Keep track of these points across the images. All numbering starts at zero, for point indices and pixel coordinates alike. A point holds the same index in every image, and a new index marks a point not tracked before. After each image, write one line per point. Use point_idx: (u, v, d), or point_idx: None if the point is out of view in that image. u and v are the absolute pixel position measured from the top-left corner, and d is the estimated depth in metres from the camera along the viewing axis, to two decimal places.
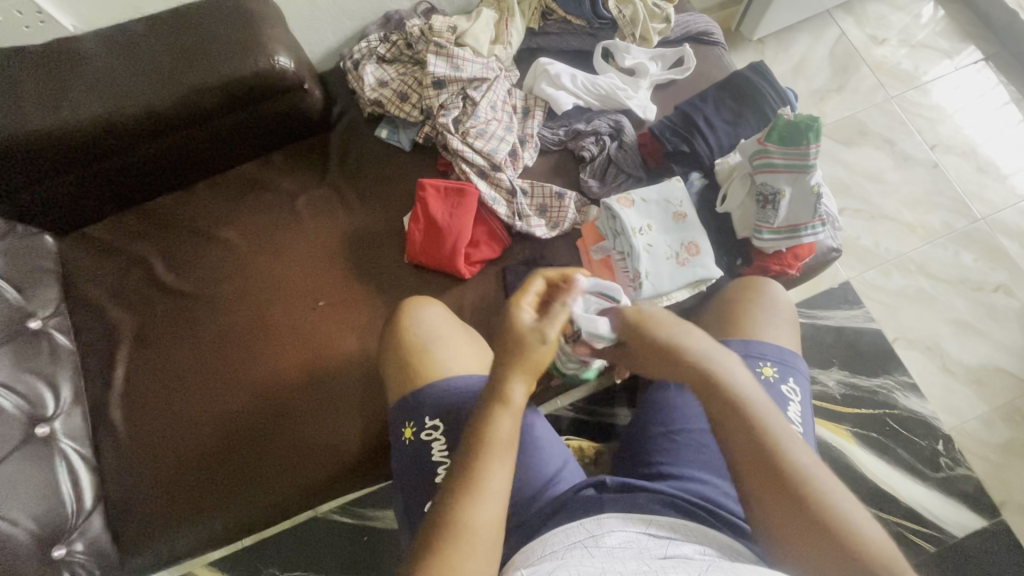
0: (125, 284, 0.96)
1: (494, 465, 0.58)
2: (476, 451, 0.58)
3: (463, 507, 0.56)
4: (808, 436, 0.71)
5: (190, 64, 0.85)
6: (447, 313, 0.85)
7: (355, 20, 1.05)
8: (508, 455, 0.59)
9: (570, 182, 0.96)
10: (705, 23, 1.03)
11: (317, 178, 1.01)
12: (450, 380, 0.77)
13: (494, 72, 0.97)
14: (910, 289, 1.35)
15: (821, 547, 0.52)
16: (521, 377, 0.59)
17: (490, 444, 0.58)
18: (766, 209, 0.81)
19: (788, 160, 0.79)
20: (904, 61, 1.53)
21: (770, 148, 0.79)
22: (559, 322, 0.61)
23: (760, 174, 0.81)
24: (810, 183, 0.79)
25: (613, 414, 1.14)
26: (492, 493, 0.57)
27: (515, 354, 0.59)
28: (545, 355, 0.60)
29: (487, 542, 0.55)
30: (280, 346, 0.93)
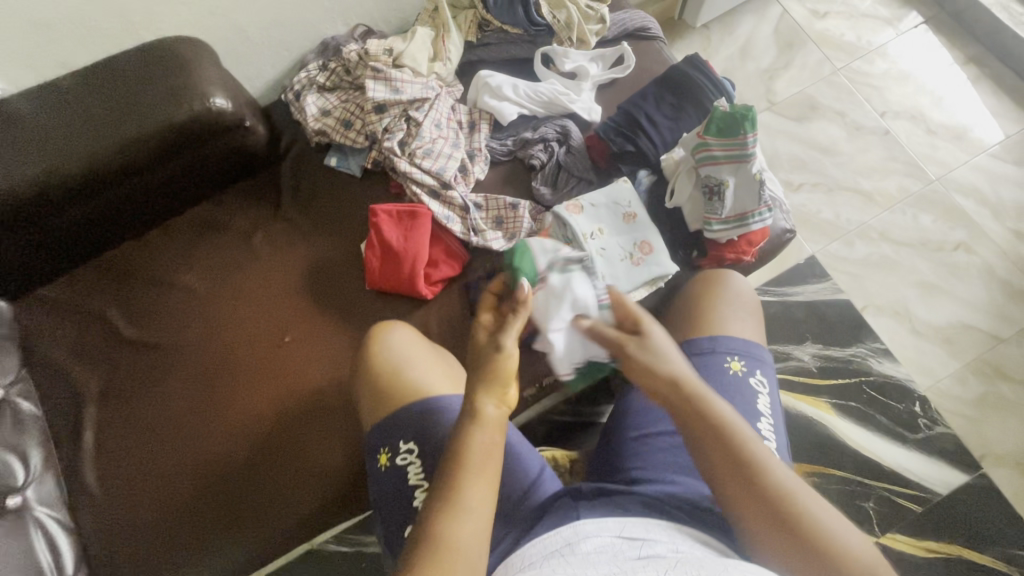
0: (87, 342, 0.95)
1: (470, 479, 0.59)
2: (452, 467, 0.60)
3: (443, 519, 0.57)
4: (779, 428, 0.72)
5: (124, 114, 0.83)
6: (414, 333, 0.84)
7: (293, 50, 1.04)
8: (484, 470, 0.60)
9: (523, 192, 0.97)
10: (641, 19, 1.04)
11: (269, 213, 1.00)
12: (422, 404, 0.77)
13: (435, 90, 0.96)
14: (874, 257, 1.37)
15: (796, 551, 0.55)
16: (486, 386, 0.62)
17: (467, 457, 0.60)
18: (713, 201, 0.82)
19: (727, 151, 0.80)
20: (847, 33, 1.55)
21: (709, 140, 0.80)
22: (514, 331, 0.64)
23: (703, 167, 0.82)
24: (752, 170, 0.80)
25: (596, 412, 1.16)
26: (471, 508, 0.58)
27: (478, 369, 0.63)
28: (507, 360, 0.63)
29: (471, 556, 0.56)
30: (251, 387, 0.93)
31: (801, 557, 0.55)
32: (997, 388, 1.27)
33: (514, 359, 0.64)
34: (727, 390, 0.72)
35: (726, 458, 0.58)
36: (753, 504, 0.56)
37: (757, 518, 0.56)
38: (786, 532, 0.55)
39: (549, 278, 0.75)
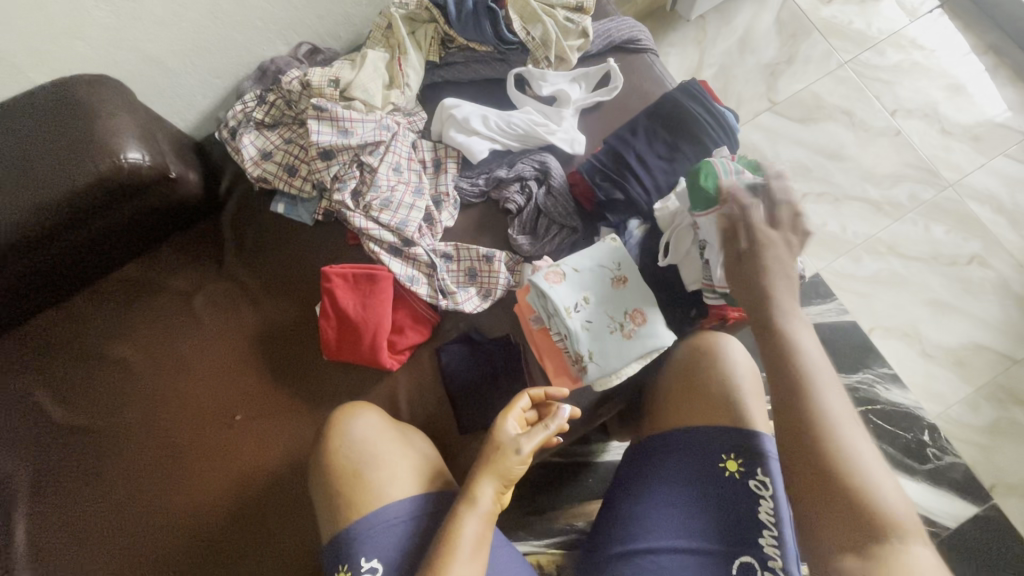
0: (10, 427, 0.84)
1: (460, 563, 0.59)
2: (440, 554, 0.59)
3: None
4: (790, 542, 0.62)
5: (18, 179, 0.70)
6: (381, 420, 0.74)
7: (226, 77, 0.89)
8: (473, 556, 0.60)
9: (498, 240, 0.85)
10: (630, 29, 0.91)
11: (211, 271, 0.89)
12: (384, 512, 0.67)
13: (391, 129, 0.82)
14: (883, 274, 1.27)
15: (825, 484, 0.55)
16: (489, 476, 0.64)
17: (458, 541, 0.60)
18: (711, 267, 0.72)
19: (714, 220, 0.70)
20: (855, 19, 1.41)
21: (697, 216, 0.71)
22: (536, 438, 0.66)
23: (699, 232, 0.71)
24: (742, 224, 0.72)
25: (591, 451, 1.08)
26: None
27: (489, 455, 0.65)
28: (519, 466, 0.66)
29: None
30: (201, 472, 0.83)
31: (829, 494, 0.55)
32: (1010, 413, 1.20)
33: (524, 467, 0.66)
34: (719, 497, 0.65)
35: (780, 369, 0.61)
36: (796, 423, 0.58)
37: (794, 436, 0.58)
38: (816, 472, 0.56)
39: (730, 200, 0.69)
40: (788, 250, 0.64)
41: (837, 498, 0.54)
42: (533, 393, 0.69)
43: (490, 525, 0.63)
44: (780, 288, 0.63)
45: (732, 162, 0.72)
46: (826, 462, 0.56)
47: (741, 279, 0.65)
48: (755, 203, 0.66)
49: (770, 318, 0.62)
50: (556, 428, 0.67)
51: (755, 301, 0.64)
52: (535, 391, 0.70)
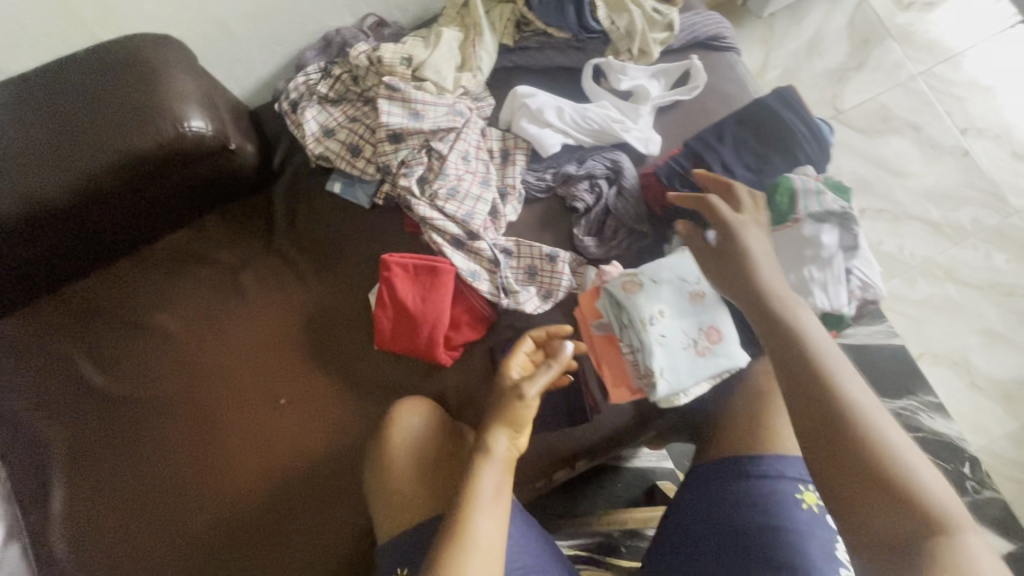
0: (52, 392, 0.83)
1: (481, 515, 0.58)
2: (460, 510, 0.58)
3: (451, 559, 0.55)
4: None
5: (77, 141, 0.67)
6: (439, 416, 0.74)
7: (289, 45, 0.85)
8: (494, 502, 0.60)
9: (562, 239, 0.82)
10: (715, 26, 0.86)
11: (261, 248, 0.86)
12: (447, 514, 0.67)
13: (463, 115, 0.78)
14: (936, 298, 1.23)
15: (863, 480, 0.47)
16: (498, 422, 0.63)
17: (477, 492, 0.59)
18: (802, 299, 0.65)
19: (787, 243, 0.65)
20: (931, 29, 1.34)
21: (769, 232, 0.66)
22: (540, 379, 0.65)
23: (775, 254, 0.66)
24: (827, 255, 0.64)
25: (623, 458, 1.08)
26: (480, 546, 0.56)
27: (497, 405, 0.65)
28: (528, 408, 0.64)
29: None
30: (242, 455, 0.81)
31: (869, 491, 0.46)
32: None
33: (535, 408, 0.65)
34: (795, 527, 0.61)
35: (785, 354, 0.55)
36: (818, 413, 0.51)
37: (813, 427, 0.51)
38: (855, 468, 0.47)
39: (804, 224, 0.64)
40: (814, 248, 0.64)
41: (879, 493, 0.46)
42: (534, 336, 0.70)
43: (508, 473, 0.63)
44: (770, 274, 0.59)
45: (814, 181, 0.66)
46: (867, 464, 0.47)
47: (734, 266, 0.61)
48: (813, 225, 0.64)
49: (773, 311, 0.57)
50: (557, 366, 0.67)
51: (750, 290, 0.59)
52: (537, 334, 0.71)
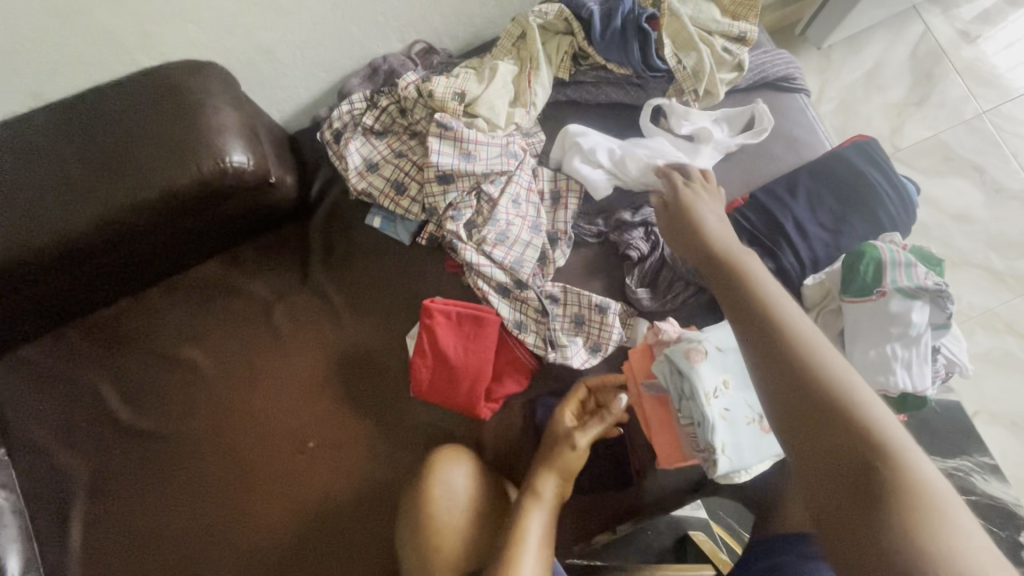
0: (76, 423, 0.80)
1: (528, 560, 0.59)
2: (509, 552, 0.59)
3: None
4: None
5: (112, 175, 0.63)
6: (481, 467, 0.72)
7: (333, 71, 0.81)
8: (541, 550, 0.61)
9: (612, 288, 0.77)
10: (785, 66, 0.80)
11: (296, 282, 0.82)
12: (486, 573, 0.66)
13: (516, 158, 0.74)
14: (996, 352, 1.16)
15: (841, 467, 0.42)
16: (547, 467, 0.66)
17: (525, 536, 0.61)
18: (881, 378, 0.60)
19: (866, 316, 0.60)
20: (999, 65, 1.27)
21: (847, 303, 0.61)
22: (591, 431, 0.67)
23: (851, 327, 0.61)
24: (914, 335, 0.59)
25: None
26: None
27: (547, 450, 0.67)
28: (578, 458, 0.66)
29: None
30: (267, 499, 0.77)
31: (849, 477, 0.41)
32: None
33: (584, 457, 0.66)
34: None
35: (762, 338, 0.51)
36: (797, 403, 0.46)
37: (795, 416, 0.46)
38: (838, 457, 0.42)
39: (890, 300, 0.58)
40: (899, 330, 0.58)
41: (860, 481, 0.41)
42: (589, 385, 0.70)
43: (553, 519, 0.65)
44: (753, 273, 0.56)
45: (904, 253, 0.60)
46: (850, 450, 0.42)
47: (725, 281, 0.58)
48: (902, 301, 0.58)
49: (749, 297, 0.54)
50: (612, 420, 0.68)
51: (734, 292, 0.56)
52: (591, 382, 0.70)
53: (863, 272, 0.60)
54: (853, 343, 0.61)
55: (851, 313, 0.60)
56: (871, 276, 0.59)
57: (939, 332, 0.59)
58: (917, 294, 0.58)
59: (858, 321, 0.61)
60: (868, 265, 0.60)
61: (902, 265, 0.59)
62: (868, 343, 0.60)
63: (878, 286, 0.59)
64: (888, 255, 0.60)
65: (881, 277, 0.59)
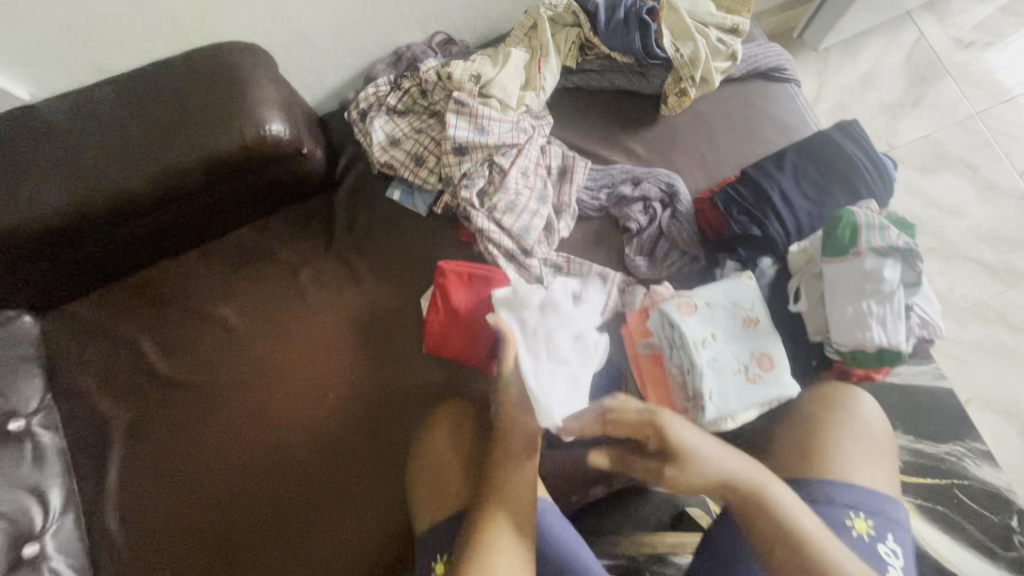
0: (115, 374, 0.87)
1: (511, 486, 0.66)
2: (493, 482, 0.66)
3: (485, 520, 0.63)
4: None
5: (165, 140, 0.71)
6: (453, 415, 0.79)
7: (361, 58, 0.89)
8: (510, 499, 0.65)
9: (612, 257, 0.83)
10: (777, 57, 0.87)
11: (320, 249, 0.89)
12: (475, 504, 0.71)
13: (526, 132, 0.81)
14: (988, 342, 1.20)
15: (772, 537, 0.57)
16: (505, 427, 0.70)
17: (506, 467, 0.67)
18: (857, 333, 0.66)
19: (842, 276, 0.65)
20: (992, 69, 1.32)
21: (825, 264, 0.66)
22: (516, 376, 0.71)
23: (829, 287, 0.66)
24: (887, 292, 0.64)
25: None
26: (511, 512, 0.64)
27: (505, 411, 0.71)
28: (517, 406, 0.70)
29: (508, 561, 0.61)
30: (288, 448, 0.83)
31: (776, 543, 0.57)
32: None
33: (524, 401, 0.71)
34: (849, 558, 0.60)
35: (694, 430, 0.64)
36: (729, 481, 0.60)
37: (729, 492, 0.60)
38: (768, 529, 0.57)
39: (864, 260, 0.64)
40: (871, 288, 0.64)
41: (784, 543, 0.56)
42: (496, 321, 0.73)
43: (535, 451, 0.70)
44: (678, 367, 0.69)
45: (879, 217, 0.65)
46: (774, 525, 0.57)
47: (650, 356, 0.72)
48: (875, 261, 0.63)
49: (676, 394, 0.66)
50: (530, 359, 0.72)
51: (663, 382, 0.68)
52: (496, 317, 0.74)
53: (839, 235, 0.65)
54: (831, 302, 0.67)
55: (829, 273, 0.66)
56: (847, 239, 0.65)
57: (911, 290, 0.65)
58: (889, 255, 0.64)
59: (835, 281, 0.66)
60: (845, 229, 0.65)
61: (877, 228, 0.64)
62: (844, 301, 0.66)
63: (853, 248, 0.64)
64: (864, 220, 0.65)
65: (857, 240, 0.64)
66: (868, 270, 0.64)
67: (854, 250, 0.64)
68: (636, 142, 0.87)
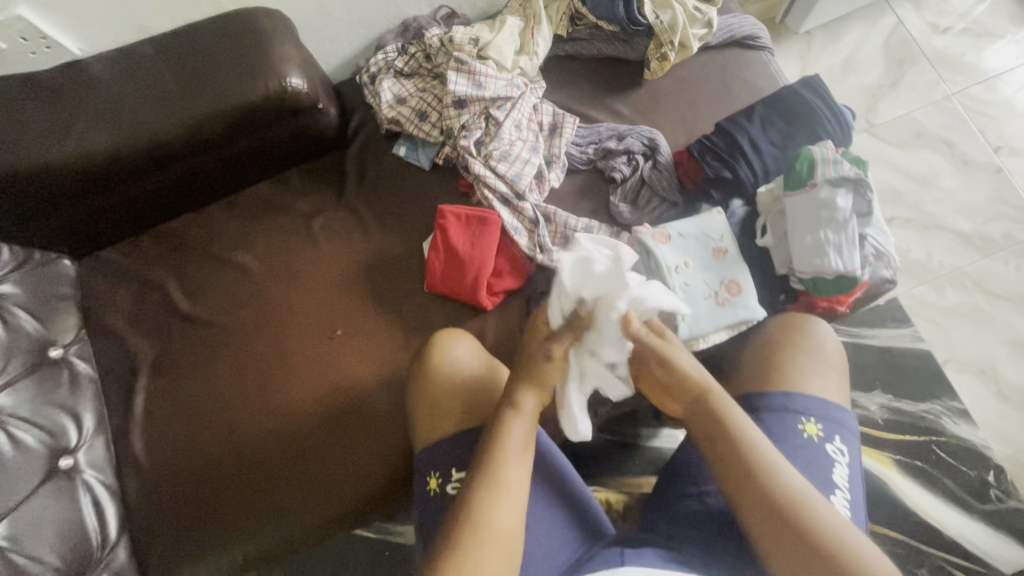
0: (143, 311, 0.94)
1: (512, 463, 0.61)
2: (491, 457, 0.60)
3: (480, 501, 0.58)
4: (857, 508, 0.67)
5: (199, 89, 0.80)
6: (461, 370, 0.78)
7: (372, 28, 0.99)
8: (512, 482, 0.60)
9: (599, 206, 0.90)
10: (750, 27, 0.95)
11: (333, 200, 0.97)
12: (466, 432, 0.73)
13: (520, 88, 0.90)
14: (965, 307, 1.25)
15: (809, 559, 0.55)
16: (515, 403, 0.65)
17: (507, 444, 0.62)
18: (817, 258, 0.73)
19: (802, 205, 0.73)
20: (967, 53, 1.40)
21: (787, 197, 0.74)
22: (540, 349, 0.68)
23: (791, 217, 0.74)
24: (842, 219, 0.71)
25: (638, 433, 1.14)
26: (511, 490, 0.59)
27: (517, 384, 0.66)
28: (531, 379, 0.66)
29: (501, 541, 0.56)
30: (300, 377, 0.91)
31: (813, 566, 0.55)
32: None
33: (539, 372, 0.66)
34: (801, 456, 0.67)
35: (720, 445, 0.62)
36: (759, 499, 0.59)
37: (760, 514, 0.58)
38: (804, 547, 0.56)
39: (820, 190, 0.72)
40: (828, 214, 0.72)
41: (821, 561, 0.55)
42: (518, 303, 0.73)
43: (535, 429, 0.65)
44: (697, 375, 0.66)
45: (834, 153, 0.73)
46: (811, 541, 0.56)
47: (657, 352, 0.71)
48: (830, 190, 0.71)
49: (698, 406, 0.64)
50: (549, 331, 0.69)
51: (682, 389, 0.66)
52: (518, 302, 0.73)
53: (798, 170, 0.73)
54: (794, 231, 0.74)
55: (791, 204, 0.73)
56: (805, 173, 0.73)
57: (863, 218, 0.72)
58: (842, 186, 0.72)
59: (797, 211, 0.73)
60: (804, 164, 0.73)
61: (831, 161, 0.72)
62: (805, 229, 0.73)
63: (811, 180, 0.72)
64: (820, 156, 0.73)
65: (813, 173, 0.73)
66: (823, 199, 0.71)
67: (811, 182, 0.72)
68: (621, 103, 0.94)
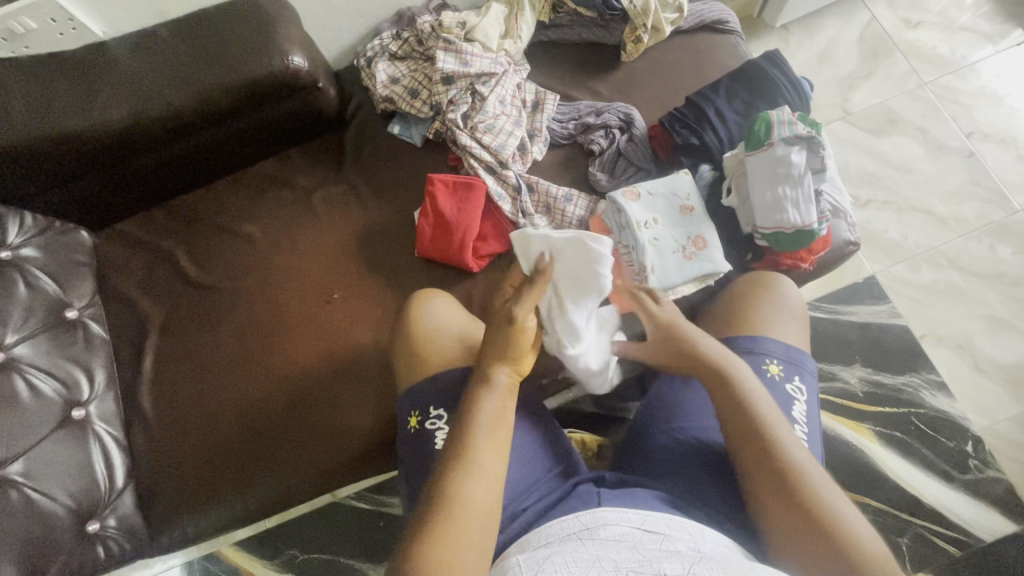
0: (153, 277, 1.01)
1: (482, 439, 0.61)
2: (465, 433, 0.61)
3: (453, 479, 0.58)
4: (815, 445, 0.71)
5: (209, 66, 0.88)
6: (445, 312, 0.83)
7: (370, 18, 1.07)
8: (489, 447, 0.61)
9: (578, 176, 0.96)
10: (720, 12, 1.02)
11: (332, 174, 1.04)
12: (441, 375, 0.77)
13: (503, 67, 0.97)
14: (941, 284, 1.29)
15: (808, 541, 0.57)
16: (499, 363, 0.65)
17: (477, 421, 0.62)
18: (776, 212, 0.78)
19: (761, 163, 0.79)
20: (939, 45, 1.46)
21: (747, 157, 0.80)
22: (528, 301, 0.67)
23: (751, 176, 0.80)
24: (798, 174, 0.77)
25: (625, 409, 1.12)
26: (483, 466, 0.60)
27: (500, 341, 0.65)
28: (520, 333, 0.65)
29: (477, 519, 0.57)
30: (297, 339, 0.96)
31: (813, 547, 0.57)
32: None
33: (527, 330, 0.66)
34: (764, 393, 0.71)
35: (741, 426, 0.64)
36: (770, 482, 0.60)
37: (769, 496, 0.60)
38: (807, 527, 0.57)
39: (777, 149, 0.78)
40: (785, 171, 0.77)
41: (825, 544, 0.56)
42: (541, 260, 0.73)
43: (510, 403, 0.65)
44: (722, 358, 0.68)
45: (789, 115, 0.80)
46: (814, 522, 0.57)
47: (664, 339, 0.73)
48: (784, 148, 0.77)
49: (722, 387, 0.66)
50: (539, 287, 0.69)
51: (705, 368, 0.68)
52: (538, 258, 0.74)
53: (758, 132, 0.79)
54: (755, 187, 0.79)
55: (751, 163, 0.79)
56: (763, 134, 0.79)
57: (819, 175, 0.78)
58: (798, 144, 0.78)
59: (757, 169, 0.79)
60: (762, 126, 0.80)
61: (786, 122, 0.79)
62: (766, 185, 0.78)
63: (770, 139, 0.78)
64: (777, 119, 0.79)
65: (770, 134, 0.79)
66: (780, 156, 0.77)
67: (769, 142, 0.78)
68: (600, 84, 1.01)
